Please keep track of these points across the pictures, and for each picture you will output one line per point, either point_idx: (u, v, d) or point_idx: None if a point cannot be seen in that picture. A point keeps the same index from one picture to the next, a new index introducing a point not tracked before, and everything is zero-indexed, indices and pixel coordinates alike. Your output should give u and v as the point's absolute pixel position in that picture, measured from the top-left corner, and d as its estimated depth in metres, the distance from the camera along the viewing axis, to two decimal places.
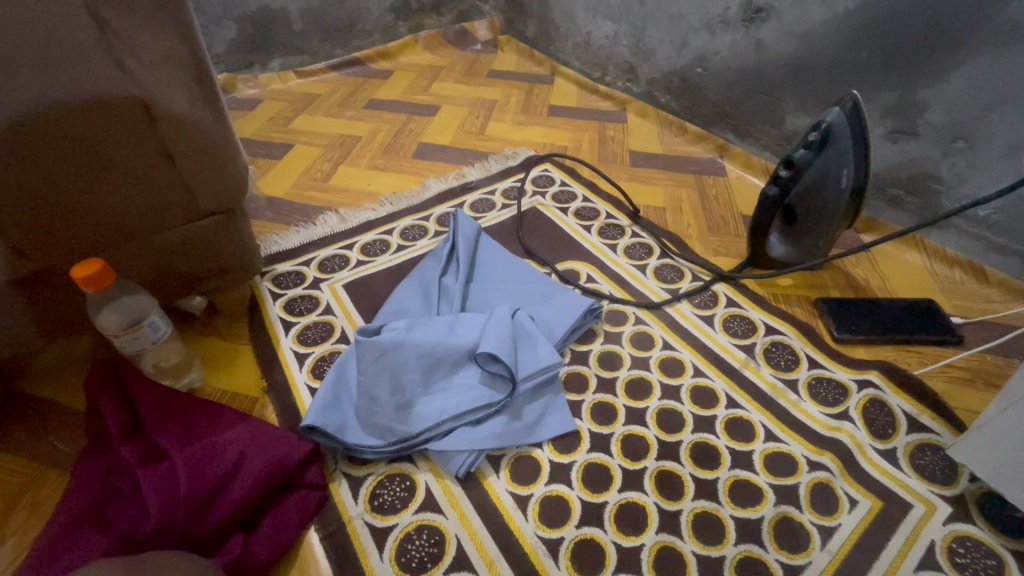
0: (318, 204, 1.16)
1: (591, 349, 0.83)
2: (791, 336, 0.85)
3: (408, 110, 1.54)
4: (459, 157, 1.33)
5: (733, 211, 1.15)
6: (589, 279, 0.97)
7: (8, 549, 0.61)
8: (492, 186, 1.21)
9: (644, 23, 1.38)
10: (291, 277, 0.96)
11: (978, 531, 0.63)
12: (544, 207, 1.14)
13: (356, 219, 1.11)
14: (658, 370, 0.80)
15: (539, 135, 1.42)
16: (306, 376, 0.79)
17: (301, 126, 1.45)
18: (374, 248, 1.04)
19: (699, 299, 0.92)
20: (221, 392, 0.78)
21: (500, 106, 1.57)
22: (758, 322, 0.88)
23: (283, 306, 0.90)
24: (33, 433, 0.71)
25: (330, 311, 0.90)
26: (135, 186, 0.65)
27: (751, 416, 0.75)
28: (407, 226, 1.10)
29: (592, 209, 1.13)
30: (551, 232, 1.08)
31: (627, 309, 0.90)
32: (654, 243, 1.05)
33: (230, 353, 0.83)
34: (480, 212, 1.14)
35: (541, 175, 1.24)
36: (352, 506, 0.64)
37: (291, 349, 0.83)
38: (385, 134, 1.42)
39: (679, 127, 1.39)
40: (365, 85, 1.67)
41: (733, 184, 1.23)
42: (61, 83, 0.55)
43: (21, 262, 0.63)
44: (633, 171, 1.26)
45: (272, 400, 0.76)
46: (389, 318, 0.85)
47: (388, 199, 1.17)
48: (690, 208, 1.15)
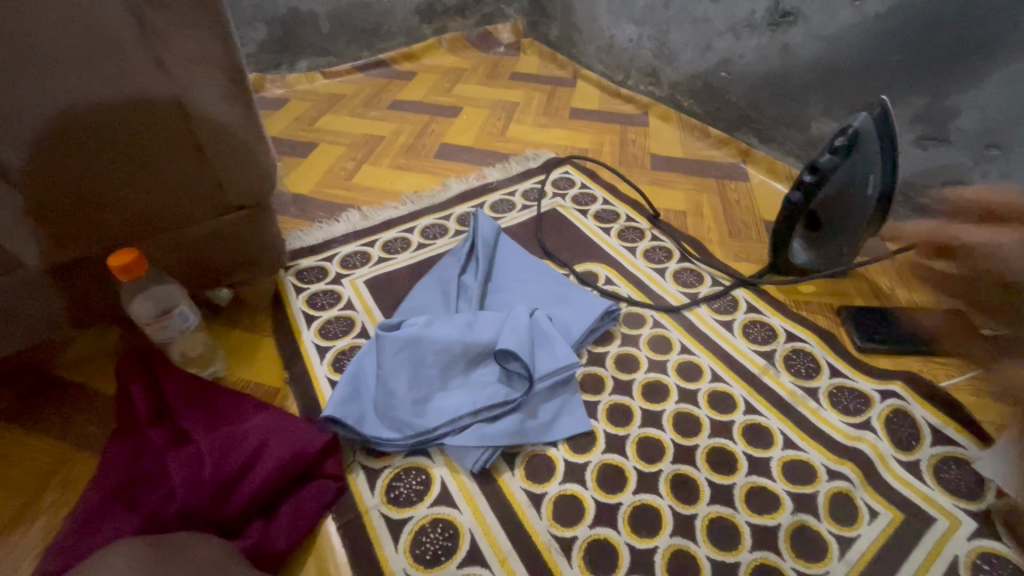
0: (341, 202, 1.18)
1: (608, 351, 0.83)
2: (812, 344, 0.85)
3: (430, 111, 1.56)
4: (480, 158, 1.34)
5: (755, 216, 1.13)
6: (607, 281, 0.97)
7: (41, 526, 0.64)
8: (512, 187, 1.22)
9: (668, 26, 1.38)
10: (314, 272, 0.98)
11: (1004, 547, 0.61)
12: (564, 209, 1.15)
13: (379, 216, 1.13)
14: (675, 374, 0.80)
15: (560, 137, 1.42)
16: (327, 369, 0.81)
17: (327, 126, 1.48)
18: (395, 245, 1.06)
19: (719, 304, 0.92)
20: (243, 381, 0.79)
21: (522, 108, 1.58)
22: (778, 328, 0.88)
23: (305, 301, 0.92)
24: (65, 416, 0.74)
25: (351, 307, 0.92)
26: (169, 181, 0.68)
27: (770, 422, 0.74)
28: (428, 225, 1.11)
29: (612, 212, 1.13)
30: (571, 234, 1.08)
31: (645, 312, 0.90)
32: (674, 246, 1.04)
33: (253, 344, 0.85)
34: (499, 213, 1.15)
35: (561, 176, 1.24)
36: (369, 496, 0.65)
37: (313, 342, 0.85)
38: (408, 134, 1.44)
39: (702, 131, 1.38)
40: (389, 86, 1.70)
41: (755, 189, 1.21)
42: (103, 79, 0.57)
43: (62, 251, 0.66)
44: (654, 175, 1.26)
45: (294, 391, 0.78)
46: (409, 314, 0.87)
47: (409, 198, 1.19)
48: (711, 212, 1.14)
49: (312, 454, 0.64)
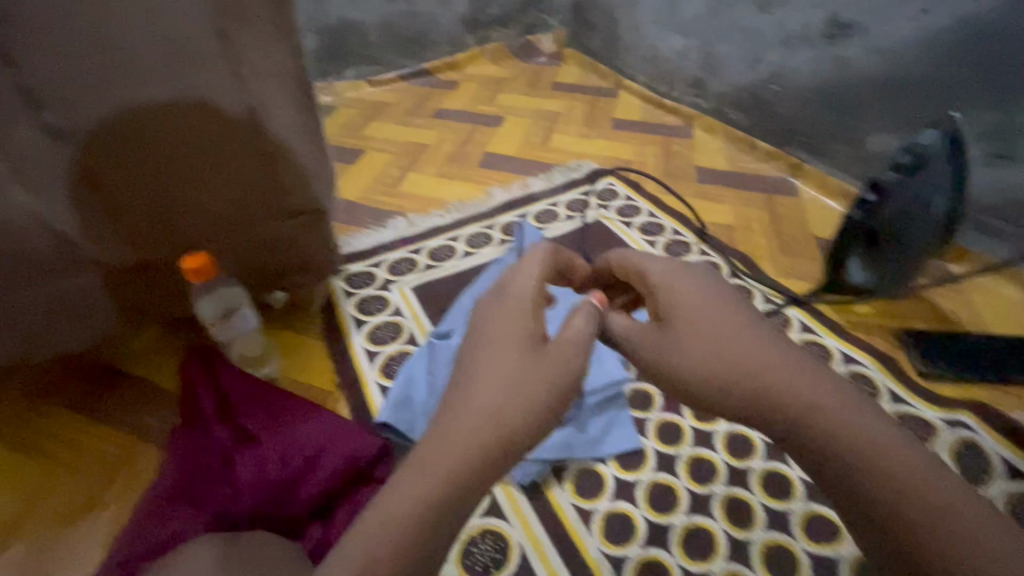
0: (387, 208, 1.20)
1: None
2: (870, 367, 0.82)
3: (473, 119, 1.58)
4: (523, 167, 1.35)
5: (806, 232, 1.11)
6: None
7: (109, 516, 0.67)
8: (556, 197, 1.22)
9: (716, 38, 1.36)
10: (363, 277, 1.00)
11: None
12: (608, 220, 1.14)
13: (424, 224, 1.15)
14: None
15: (603, 148, 1.42)
16: (377, 375, 0.83)
17: (372, 133, 1.51)
18: (441, 253, 1.07)
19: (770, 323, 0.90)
20: (296, 383, 0.81)
21: (564, 117, 1.58)
22: (833, 348, 0.85)
23: (355, 305, 0.94)
24: (130, 409, 0.76)
25: (399, 313, 0.93)
26: (237, 188, 0.69)
27: None
28: (472, 233, 1.12)
29: (657, 225, 1.12)
30: (616, 246, 1.08)
31: None
32: (723, 262, 1.03)
33: (305, 346, 0.86)
34: (543, 223, 1.15)
35: (605, 187, 1.24)
36: None
37: (362, 347, 0.87)
38: (451, 143, 1.46)
39: (749, 143, 1.35)
40: (433, 95, 1.73)
41: (806, 204, 1.18)
42: (183, 91, 0.59)
43: (136, 252, 0.69)
44: (700, 187, 1.24)
45: (345, 395, 0.80)
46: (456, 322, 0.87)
47: (454, 206, 1.20)
48: (760, 228, 1.12)
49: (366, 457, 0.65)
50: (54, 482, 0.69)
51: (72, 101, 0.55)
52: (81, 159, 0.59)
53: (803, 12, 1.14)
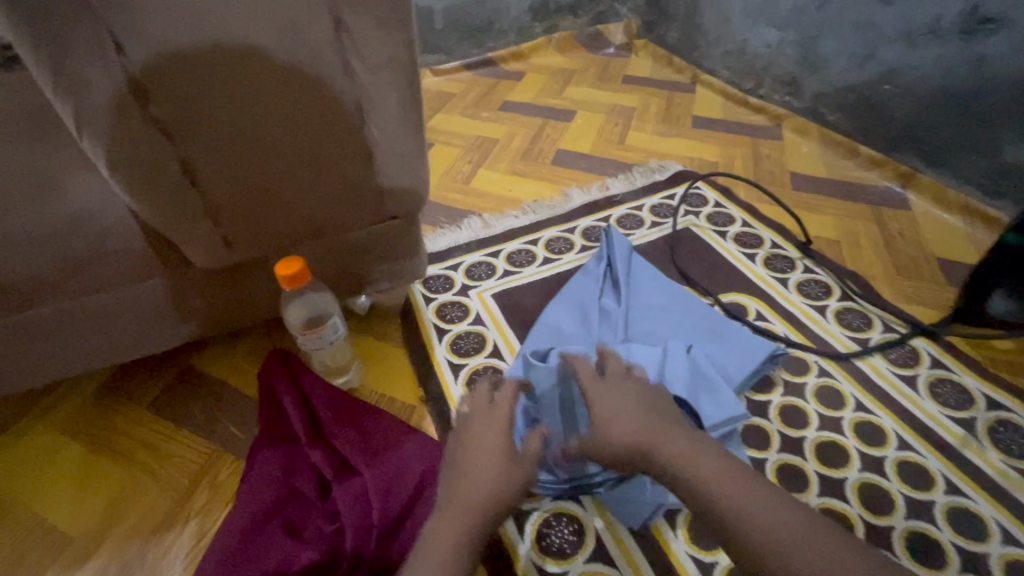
0: (460, 206, 1.15)
1: (771, 401, 0.75)
2: (1020, 414, 0.72)
3: (543, 114, 1.50)
4: (600, 167, 1.27)
5: (924, 250, 1.00)
6: (758, 316, 0.88)
7: (194, 529, 0.64)
8: (639, 201, 1.14)
9: (820, 31, 1.24)
10: (440, 281, 0.95)
11: None
12: (699, 229, 1.06)
13: (500, 225, 1.08)
14: (854, 436, 0.71)
15: (685, 148, 1.32)
16: (462, 391, 0.77)
17: (439, 125, 1.46)
18: (520, 258, 1.01)
19: (896, 354, 0.80)
20: (378, 395, 0.77)
21: (640, 114, 1.49)
22: (974, 389, 0.75)
23: (434, 311, 0.89)
24: (211, 413, 0.74)
25: (481, 322, 0.87)
26: (335, 189, 0.65)
27: (980, 508, 0.64)
28: (552, 237, 1.06)
29: (754, 236, 1.03)
30: (710, 258, 0.99)
31: (808, 357, 0.80)
32: (833, 281, 0.93)
33: (386, 355, 0.82)
34: (627, 228, 1.07)
35: (692, 192, 1.15)
36: (520, 543, 0.61)
37: (445, 358, 0.81)
38: (522, 138, 1.39)
39: (849, 148, 1.24)
40: (499, 86, 1.66)
41: (919, 219, 1.07)
42: (296, 84, 0.55)
43: (228, 253, 0.65)
44: (796, 196, 1.14)
45: (430, 410, 0.75)
46: (546, 337, 0.81)
47: (530, 207, 1.13)
48: (871, 243, 1.01)
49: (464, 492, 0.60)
50: (137, 489, 0.67)
51: (183, 90, 0.51)
52: (185, 154, 0.55)
53: (935, 3, 1.02)
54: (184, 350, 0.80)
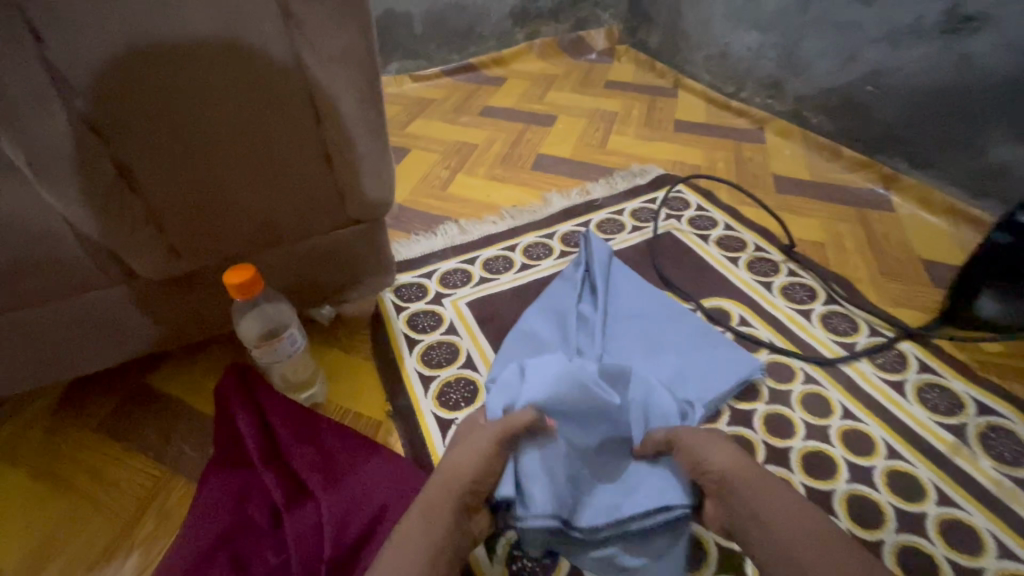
0: (437, 213, 1.11)
1: (756, 410, 0.72)
2: (1014, 420, 0.69)
3: (524, 119, 1.48)
4: (580, 171, 1.24)
5: (910, 253, 0.97)
6: (741, 321, 0.85)
7: (136, 561, 0.59)
8: (620, 205, 1.11)
9: (800, 33, 1.23)
10: (413, 289, 0.91)
11: None
12: (680, 232, 1.03)
13: (477, 231, 1.05)
14: (842, 445, 0.68)
15: (667, 152, 1.30)
16: (432, 404, 0.73)
17: (418, 131, 1.43)
18: (497, 265, 0.97)
19: (883, 359, 0.77)
20: (343, 410, 0.73)
21: (621, 118, 1.47)
22: (964, 395, 0.72)
23: (405, 321, 0.85)
24: (161, 434, 0.69)
25: (454, 332, 0.84)
26: (292, 193, 0.62)
27: (975, 520, 0.61)
28: (530, 243, 1.02)
29: (737, 240, 1.01)
30: (692, 262, 0.96)
31: (793, 362, 0.77)
32: (817, 284, 0.90)
33: (353, 368, 0.78)
34: (608, 234, 1.04)
35: (674, 196, 1.12)
36: (489, 569, 0.58)
37: (416, 370, 0.77)
38: (502, 143, 1.36)
39: (832, 151, 1.22)
40: (480, 92, 1.64)
41: (904, 221, 1.05)
42: (241, 79, 0.51)
43: (174, 263, 0.61)
44: (779, 198, 1.12)
45: (397, 426, 0.71)
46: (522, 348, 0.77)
47: (508, 212, 1.10)
48: (856, 246, 0.99)
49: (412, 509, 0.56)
50: (75, 520, 0.62)
51: (113, 86, 0.47)
52: (119, 156, 0.51)
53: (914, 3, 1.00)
54: (137, 366, 0.76)
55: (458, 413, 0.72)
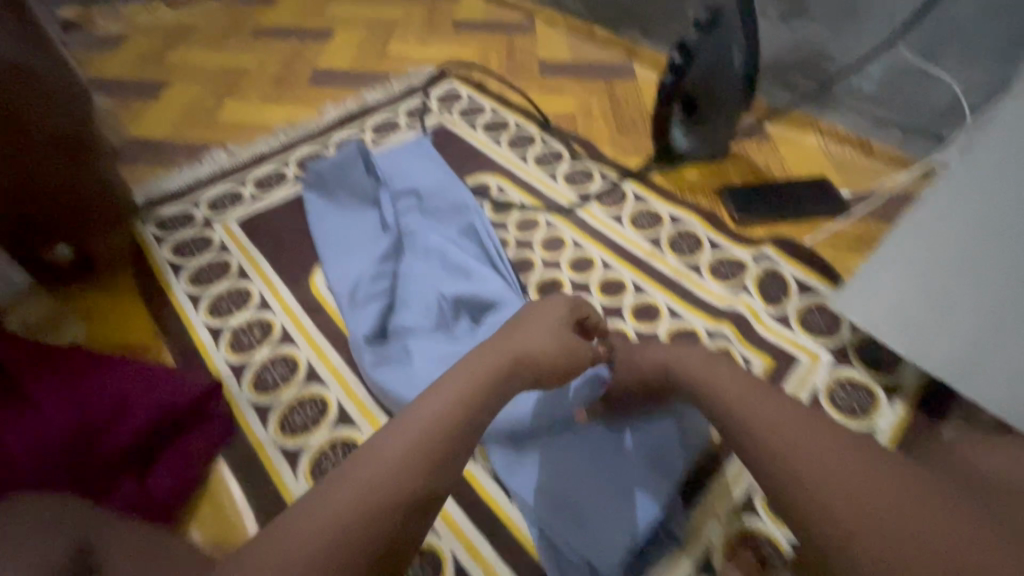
0: (204, 143, 1.06)
1: (535, 238, 0.87)
2: (695, 224, 0.88)
3: (300, 36, 1.40)
4: (359, 81, 1.23)
5: (642, 111, 1.13)
6: (499, 190, 0.95)
7: None
8: (394, 107, 1.14)
9: None
10: (179, 219, 0.89)
11: (855, 372, 0.70)
12: (451, 123, 1.09)
13: (249, 152, 1.03)
14: (568, 269, 0.83)
15: (445, 52, 1.33)
16: (204, 316, 0.75)
17: (178, 61, 1.30)
18: (269, 180, 0.97)
19: (608, 198, 0.93)
20: (108, 342, 0.72)
21: (400, 23, 1.45)
22: (664, 213, 0.90)
23: (171, 250, 0.84)
24: None
25: (225, 250, 0.84)
26: None
27: (656, 299, 0.78)
28: (305, 155, 1.03)
29: (501, 122, 1.09)
30: (461, 147, 1.03)
31: (538, 216, 0.90)
32: (564, 148, 1.03)
33: (115, 300, 0.77)
34: (384, 135, 1.08)
35: (446, 91, 1.17)
36: (261, 432, 0.64)
37: (184, 291, 0.78)
38: (274, 63, 1.29)
39: (588, 32, 1.33)
40: (249, 12, 1.50)
41: (642, 85, 1.21)
42: None
43: None
44: (543, 81, 1.22)
45: (169, 344, 0.72)
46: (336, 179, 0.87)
47: (281, 130, 1.08)
48: (601, 112, 1.12)
49: (215, 401, 0.64)
50: None
51: None
52: None
53: None
54: None
55: (231, 319, 0.75)
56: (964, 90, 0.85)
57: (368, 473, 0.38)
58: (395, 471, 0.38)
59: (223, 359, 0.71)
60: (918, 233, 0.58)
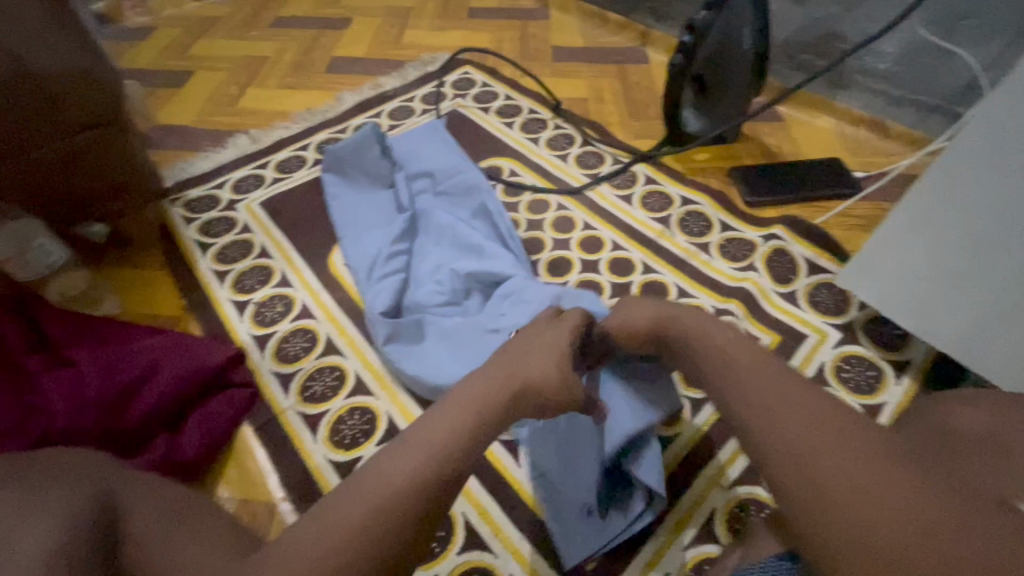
0: (227, 129, 1.10)
1: (546, 218, 0.89)
2: (705, 205, 0.88)
3: (319, 25, 1.43)
4: (376, 68, 1.26)
5: (655, 94, 1.14)
6: (511, 173, 0.97)
7: None
8: (410, 93, 1.16)
9: None
10: (205, 201, 0.92)
11: (862, 348, 0.71)
12: (464, 108, 1.11)
13: (270, 137, 1.06)
14: (577, 248, 0.84)
15: (460, 39, 1.34)
16: (228, 292, 0.79)
17: (202, 51, 1.34)
18: (290, 164, 1.00)
19: (619, 180, 0.94)
20: (139, 315, 0.76)
21: (416, 11, 1.47)
22: (675, 195, 0.90)
23: (197, 229, 0.87)
24: None
25: (248, 230, 0.87)
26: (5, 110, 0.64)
27: (665, 277, 0.80)
28: (323, 140, 1.06)
29: (514, 107, 1.10)
30: (474, 131, 1.05)
31: (550, 198, 0.92)
32: (576, 131, 1.04)
33: (144, 275, 0.80)
34: (399, 120, 1.11)
35: (461, 77, 1.19)
36: (284, 399, 0.68)
37: (210, 268, 0.82)
38: (294, 52, 1.32)
39: (601, 17, 1.34)
40: (270, 3, 1.53)
41: (655, 70, 1.21)
42: None
43: None
44: (557, 66, 1.23)
45: (196, 318, 0.76)
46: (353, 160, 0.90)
47: (301, 116, 1.11)
48: (613, 96, 1.13)
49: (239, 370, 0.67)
50: None
51: None
52: None
53: None
54: None
55: (254, 294, 0.79)
56: (981, 67, 0.84)
57: (379, 482, 0.38)
58: (406, 479, 0.38)
59: (247, 331, 0.75)
60: (943, 189, 0.55)
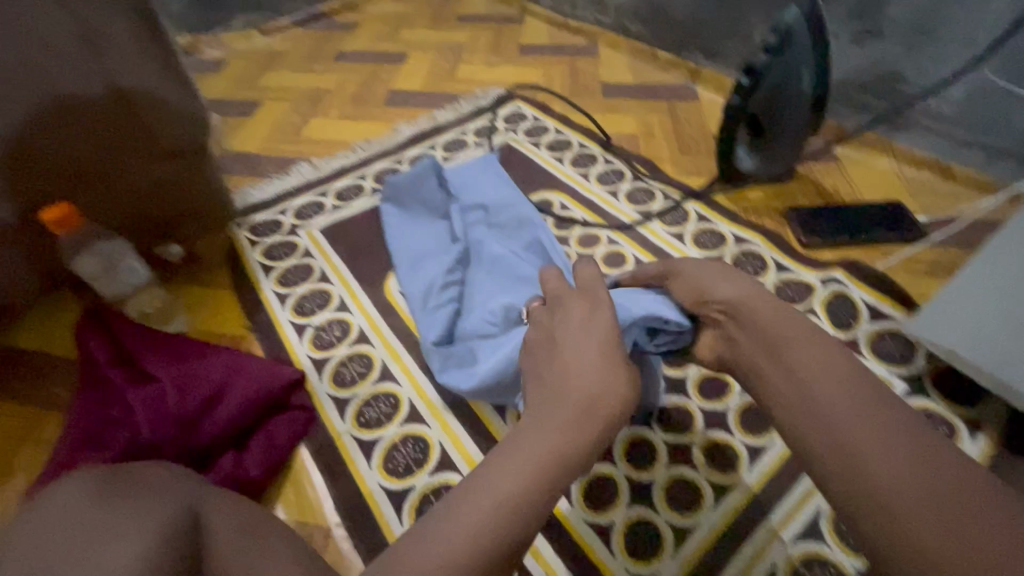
0: (291, 156, 1.16)
1: (597, 253, 0.90)
2: (760, 244, 0.87)
3: (377, 59, 1.51)
4: (431, 101, 1.31)
5: (706, 132, 1.14)
6: (562, 207, 0.99)
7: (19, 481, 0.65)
8: (463, 126, 1.20)
9: None
10: (269, 225, 0.97)
11: (931, 402, 0.67)
12: (516, 142, 1.14)
13: (331, 166, 1.11)
14: None
15: (511, 74, 1.39)
16: (289, 314, 0.82)
17: (269, 83, 1.42)
18: (349, 192, 1.04)
19: (670, 217, 0.94)
20: (206, 333, 0.80)
21: (469, 47, 1.52)
22: (728, 234, 0.90)
23: (262, 252, 0.92)
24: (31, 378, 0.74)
25: (309, 255, 0.91)
26: (104, 140, 0.71)
27: None
28: (380, 169, 1.10)
29: (565, 141, 1.13)
30: (526, 165, 1.08)
31: (601, 233, 0.93)
32: (626, 167, 1.06)
33: (212, 295, 0.85)
34: (453, 152, 1.15)
35: (512, 112, 1.23)
36: (340, 423, 0.69)
37: (273, 290, 0.86)
38: (354, 85, 1.39)
39: (651, 54, 1.36)
40: (332, 38, 1.62)
41: (705, 107, 1.22)
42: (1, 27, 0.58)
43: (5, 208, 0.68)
44: (606, 102, 1.25)
45: (258, 338, 0.79)
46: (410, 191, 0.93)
47: (359, 146, 1.16)
48: (663, 133, 1.14)
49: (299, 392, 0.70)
50: None
51: None
52: None
53: None
54: None
55: (313, 318, 0.82)
56: None
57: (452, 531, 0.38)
58: (475, 533, 0.38)
59: (306, 354, 0.77)
60: None
